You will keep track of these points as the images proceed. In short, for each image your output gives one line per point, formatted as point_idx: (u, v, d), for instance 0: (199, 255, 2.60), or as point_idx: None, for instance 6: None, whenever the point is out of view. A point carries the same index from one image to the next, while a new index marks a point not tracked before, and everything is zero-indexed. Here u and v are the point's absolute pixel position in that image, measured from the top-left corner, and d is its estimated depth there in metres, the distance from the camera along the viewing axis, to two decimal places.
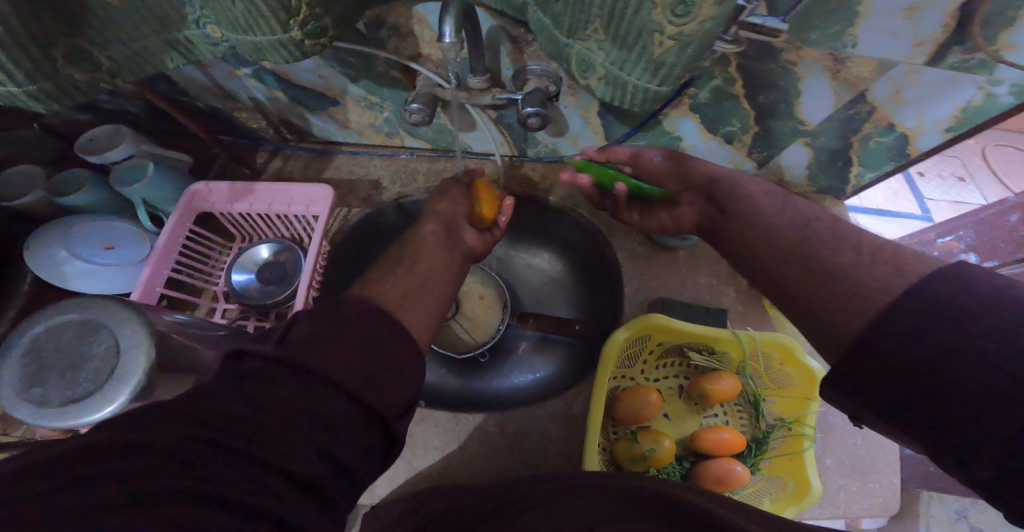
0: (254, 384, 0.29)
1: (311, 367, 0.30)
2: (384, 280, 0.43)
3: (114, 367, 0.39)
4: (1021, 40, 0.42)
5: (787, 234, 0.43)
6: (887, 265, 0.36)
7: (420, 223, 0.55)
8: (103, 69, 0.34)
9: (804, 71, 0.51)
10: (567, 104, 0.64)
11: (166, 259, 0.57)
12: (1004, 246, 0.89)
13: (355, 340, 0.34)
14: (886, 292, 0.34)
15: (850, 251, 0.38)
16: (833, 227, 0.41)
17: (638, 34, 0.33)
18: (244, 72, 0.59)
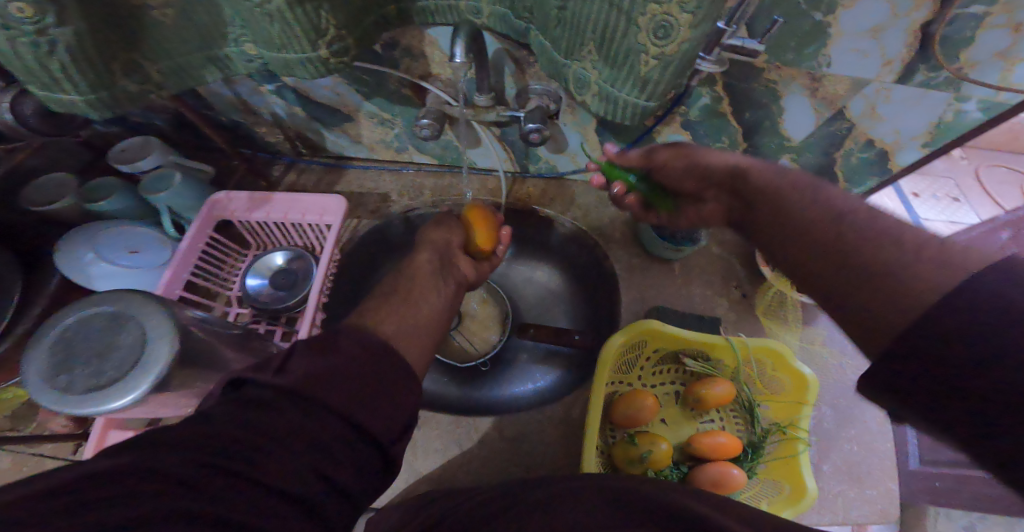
0: (250, 411, 0.28)
1: (309, 396, 0.29)
2: (383, 297, 0.44)
3: (136, 361, 0.42)
4: (979, 59, 0.47)
5: (828, 228, 0.37)
6: (933, 262, 0.31)
7: (415, 251, 0.54)
8: (152, 81, 0.38)
9: (784, 91, 0.55)
10: (566, 121, 0.68)
11: (184, 265, 0.60)
12: None
13: (350, 371, 0.32)
14: (932, 290, 0.29)
15: (892, 247, 0.33)
16: (873, 218, 0.36)
17: (627, 54, 0.37)
18: (267, 89, 0.64)
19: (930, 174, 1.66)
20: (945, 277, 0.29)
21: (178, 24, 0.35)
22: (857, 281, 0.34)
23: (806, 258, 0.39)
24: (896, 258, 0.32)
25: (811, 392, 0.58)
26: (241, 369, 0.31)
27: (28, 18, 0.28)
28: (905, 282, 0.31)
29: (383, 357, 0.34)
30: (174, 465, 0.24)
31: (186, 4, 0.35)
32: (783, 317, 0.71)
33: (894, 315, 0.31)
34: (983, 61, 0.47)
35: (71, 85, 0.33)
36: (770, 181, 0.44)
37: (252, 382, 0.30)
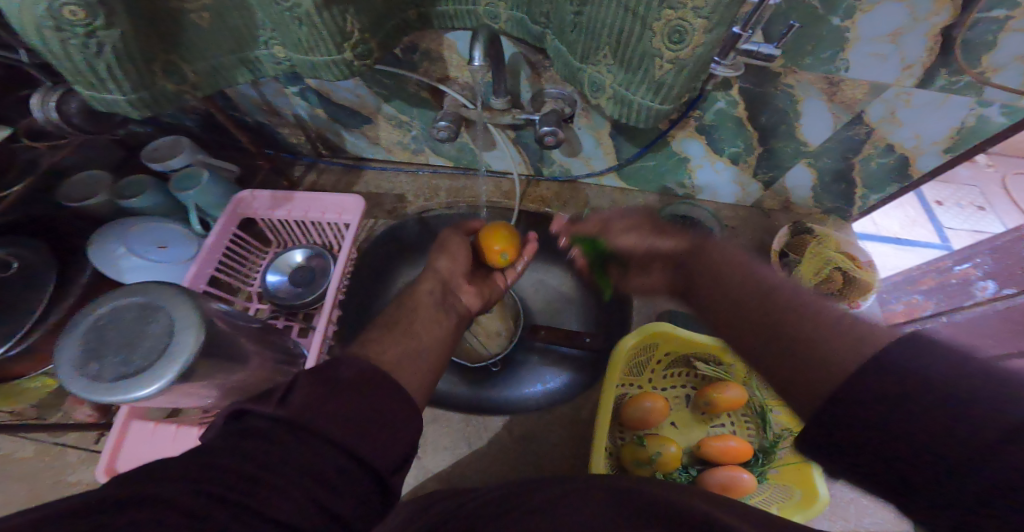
0: (255, 443, 0.28)
1: (313, 428, 0.30)
2: (383, 328, 0.45)
3: (161, 356, 0.43)
4: (1002, 64, 0.47)
5: (758, 306, 0.39)
6: (852, 335, 0.32)
7: (416, 281, 0.55)
8: (188, 81, 0.40)
9: (801, 94, 0.55)
10: (581, 124, 0.69)
11: (209, 261, 0.63)
12: None
13: (352, 404, 0.32)
14: (851, 360, 0.30)
15: (814, 326, 0.34)
16: (799, 298, 0.38)
17: (642, 59, 0.38)
18: (291, 90, 0.66)
19: (954, 181, 1.62)
20: (860, 348, 0.30)
21: (213, 27, 0.37)
22: (777, 357, 0.36)
23: (732, 331, 0.40)
24: (820, 337, 0.33)
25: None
26: (244, 399, 0.31)
27: (80, 21, 0.30)
28: (826, 357, 0.31)
29: (383, 386, 0.35)
30: (182, 495, 0.24)
31: (221, 8, 0.36)
32: None
33: (819, 381, 0.31)
34: (1005, 66, 0.47)
35: (115, 84, 0.35)
36: (710, 258, 0.46)
37: (254, 413, 0.30)
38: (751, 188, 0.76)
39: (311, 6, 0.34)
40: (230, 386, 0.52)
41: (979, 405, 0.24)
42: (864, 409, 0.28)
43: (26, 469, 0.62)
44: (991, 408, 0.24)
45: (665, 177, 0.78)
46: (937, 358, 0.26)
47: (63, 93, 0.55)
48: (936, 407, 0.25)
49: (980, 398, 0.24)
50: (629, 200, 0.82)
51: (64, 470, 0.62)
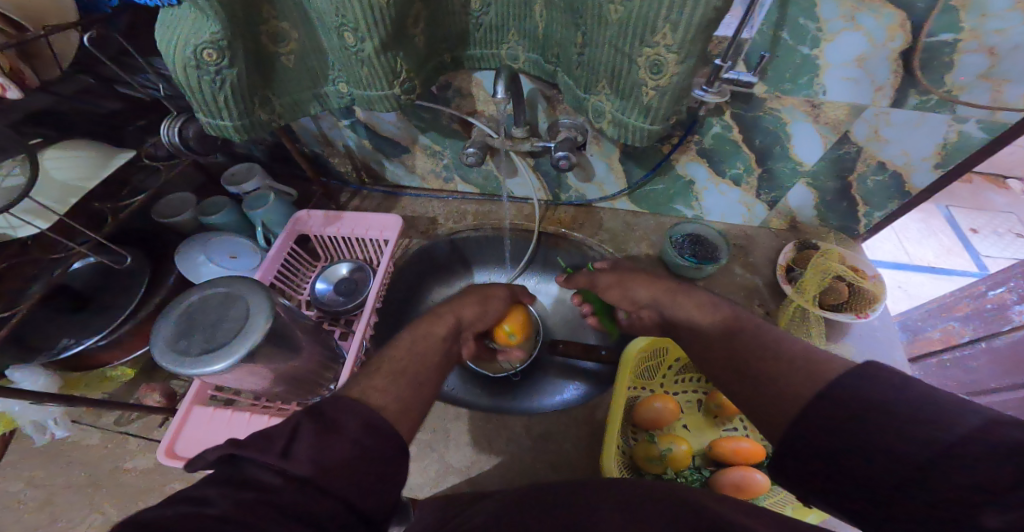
0: (245, 489, 0.29)
1: (312, 479, 0.31)
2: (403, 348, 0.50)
3: (236, 335, 0.50)
4: (966, 82, 0.52)
5: (726, 350, 0.48)
6: (803, 374, 0.39)
7: (436, 320, 0.56)
8: (276, 111, 0.50)
9: (788, 117, 0.62)
10: (593, 152, 0.78)
11: (271, 268, 0.72)
12: None
13: (353, 453, 0.34)
14: (807, 391, 0.37)
15: (774, 361, 0.42)
16: (756, 337, 0.47)
17: (632, 87, 0.45)
18: (343, 123, 0.78)
19: (988, 209, 1.61)
20: (812, 382, 0.38)
21: (296, 66, 0.48)
22: (739, 386, 0.45)
23: (711, 369, 0.49)
24: (777, 372, 0.41)
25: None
26: (241, 443, 0.32)
27: (213, 61, 0.40)
28: (786, 389, 0.39)
29: (381, 436, 0.37)
30: None
31: (304, 53, 0.47)
32: (809, 331, 0.73)
33: (788, 406, 0.38)
34: (971, 84, 0.52)
35: (225, 112, 0.45)
36: (683, 309, 0.56)
37: (248, 459, 0.31)
38: (757, 208, 0.81)
39: (371, 49, 0.44)
40: (282, 373, 0.60)
41: (926, 431, 0.30)
42: (828, 434, 0.34)
43: (91, 455, 0.68)
44: (927, 432, 0.30)
45: (675, 199, 0.84)
46: (896, 391, 0.33)
47: (185, 120, 0.66)
48: (886, 431, 0.32)
49: (918, 418, 0.31)
50: (642, 222, 0.89)
51: (123, 456, 0.68)
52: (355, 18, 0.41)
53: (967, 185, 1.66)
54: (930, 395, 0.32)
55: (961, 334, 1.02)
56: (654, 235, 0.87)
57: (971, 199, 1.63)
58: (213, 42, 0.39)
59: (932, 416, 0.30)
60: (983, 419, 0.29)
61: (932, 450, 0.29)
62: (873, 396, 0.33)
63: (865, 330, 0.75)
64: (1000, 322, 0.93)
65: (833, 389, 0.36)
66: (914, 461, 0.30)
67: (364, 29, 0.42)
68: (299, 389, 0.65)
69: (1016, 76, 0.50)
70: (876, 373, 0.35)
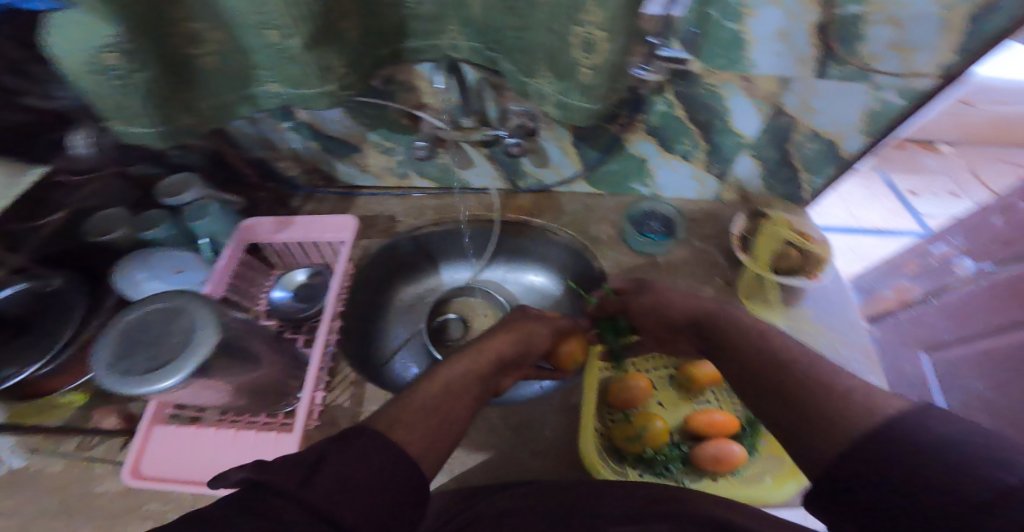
0: (256, 519, 0.27)
1: (327, 512, 0.29)
2: (430, 388, 0.45)
3: (180, 351, 0.48)
4: (877, 52, 0.55)
5: (768, 376, 0.42)
6: (847, 396, 0.36)
7: (468, 356, 0.52)
8: (202, 115, 0.47)
9: (725, 92, 0.64)
10: (546, 137, 0.78)
11: (222, 279, 0.69)
12: (993, 248, 1.00)
13: (367, 494, 0.32)
14: (854, 419, 0.35)
15: (812, 380, 0.39)
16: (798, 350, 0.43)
17: (570, 67, 0.45)
18: (286, 126, 0.75)
19: (923, 172, 1.71)
20: (860, 411, 0.35)
21: (220, 68, 0.45)
22: (763, 401, 0.42)
23: (739, 375, 0.46)
24: (814, 389, 0.38)
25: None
26: (258, 471, 0.30)
27: (116, 65, 0.38)
28: (831, 423, 0.36)
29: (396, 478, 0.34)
30: None
31: (225, 54, 0.44)
32: (762, 298, 0.78)
33: (833, 434, 0.35)
34: (882, 54, 0.55)
35: (144, 119, 0.43)
36: (719, 316, 0.52)
37: (267, 487, 0.30)
38: (708, 181, 0.83)
39: (299, 47, 0.42)
40: (244, 386, 0.58)
41: (984, 474, 0.28)
42: (878, 465, 0.32)
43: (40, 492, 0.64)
44: (991, 472, 0.28)
45: (630, 179, 0.86)
46: (959, 430, 0.31)
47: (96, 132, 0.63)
48: (942, 468, 0.29)
49: (977, 461, 0.29)
50: (601, 203, 0.90)
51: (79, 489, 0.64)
52: (280, 15, 0.39)
53: (903, 151, 1.77)
54: (990, 440, 0.30)
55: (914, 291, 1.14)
56: (614, 215, 0.88)
57: (907, 163, 1.73)
58: (114, 45, 0.37)
59: (998, 456, 0.29)
60: None
61: (991, 493, 0.27)
62: (927, 434, 0.31)
63: (820, 296, 0.80)
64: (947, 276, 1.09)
65: (884, 425, 0.33)
66: (971, 502, 0.28)
67: (290, 23, 0.40)
68: (264, 399, 0.64)
69: (921, 44, 0.53)
70: (932, 416, 0.32)
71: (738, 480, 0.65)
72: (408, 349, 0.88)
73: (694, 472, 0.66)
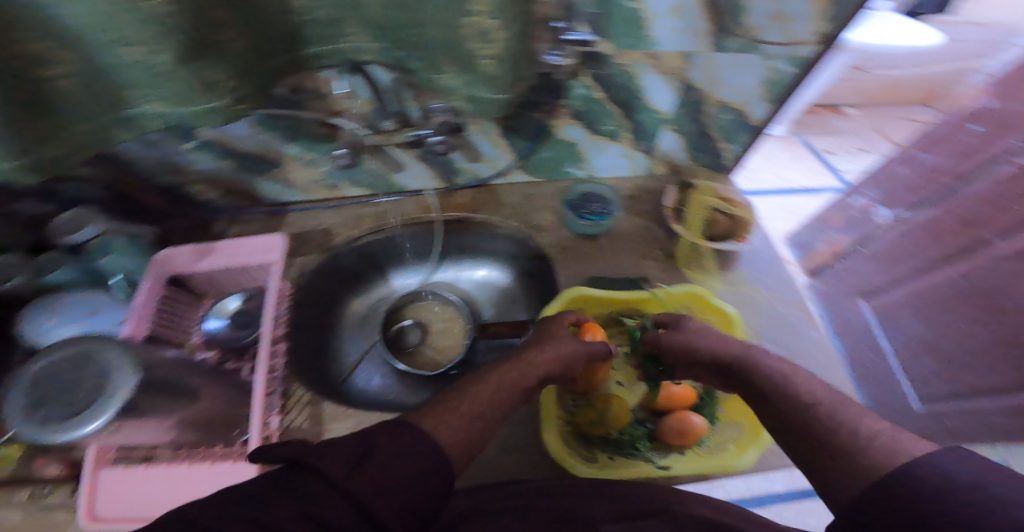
0: (288, 494, 0.30)
1: (359, 495, 0.31)
2: (471, 398, 0.46)
3: (98, 394, 0.45)
4: (759, 24, 0.59)
5: (795, 414, 0.45)
6: (875, 442, 0.39)
7: (513, 362, 0.54)
8: (77, 144, 0.44)
9: (636, 70, 0.66)
10: (474, 131, 0.77)
11: (143, 317, 0.65)
12: (902, 195, 1.09)
13: (400, 485, 0.33)
14: (880, 460, 0.38)
15: (839, 424, 0.42)
16: (826, 395, 0.46)
17: (468, 58, 0.49)
18: (189, 146, 0.68)
19: (834, 133, 1.85)
20: (886, 454, 0.38)
21: (83, 93, 0.41)
22: (791, 437, 0.45)
23: (768, 405, 0.49)
24: (837, 433, 0.41)
25: (737, 326, 0.71)
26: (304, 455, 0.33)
27: None
28: (861, 462, 0.38)
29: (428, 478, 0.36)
30: None
31: (86, 77, 0.40)
32: (702, 265, 0.81)
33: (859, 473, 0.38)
34: (764, 26, 0.59)
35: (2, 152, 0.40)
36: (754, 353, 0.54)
37: (303, 469, 0.33)
38: (638, 158, 0.85)
39: (171, 64, 0.40)
40: (186, 418, 0.56)
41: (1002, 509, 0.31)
42: (902, 502, 0.35)
43: None
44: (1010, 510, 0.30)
45: (564, 164, 0.87)
46: (973, 470, 0.34)
47: None
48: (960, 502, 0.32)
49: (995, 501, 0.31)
50: (540, 191, 0.90)
51: None
52: (135, 32, 0.37)
53: (814, 116, 1.91)
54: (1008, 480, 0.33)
55: (843, 243, 1.19)
56: (553, 202, 0.89)
57: (819, 126, 1.87)
58: None
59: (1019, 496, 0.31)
60: None
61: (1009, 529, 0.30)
62: (948, 476, 0.34)
63: (756, 259, 0.83)
64: (868, 225, 1.16)
65: (908, 469, 0.36)
66: None
67: (157, 42, 0.38)
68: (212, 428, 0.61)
69: (797, 14, 0.57)
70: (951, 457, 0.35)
71: (705, 450, 0.68)
72: (368, 364, 0.85)
73: (662, 447, 0.69)
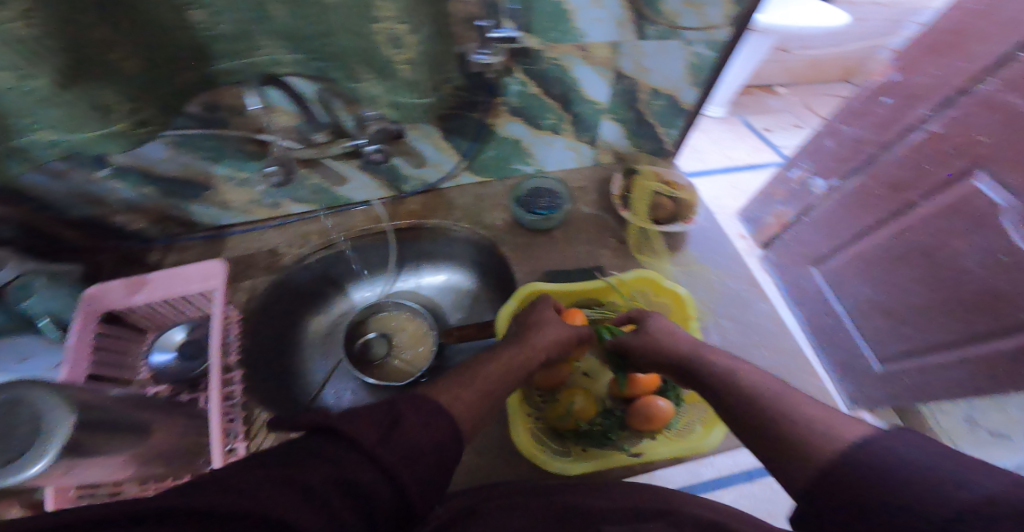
0: (320, 459, 0.34)
1: (382, 460, 0.36)
2: (474, 378, 0.51)
3: (31, 441, 0.41)
4: (679, 10, 0.62)
5: (745, 408, 0.48)
6: (818, 432, 0.42)
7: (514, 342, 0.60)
8: None
9: (568, 63, 0.66)
10: (414, 136, 0.75)
11: (78, 361, 0.60)
12: (829, 164, 1.09)
13: (418, 453, 0.38)
14: (826, 447, 0.40)
15: (788, 419, 0.44)
16: (773, 391, 0.48)
17: (386, 65, 0.48)
18: (103, 174, 0.64)
19: (770, 112, 1.92)
20: (830, 444, 0.40)
21: None
22: (745, 430, 0.48)
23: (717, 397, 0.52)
24: (788, 428, 0.43)
25: (688, 306, 0.73)
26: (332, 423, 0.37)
27: None
28: (809, 451, 0.41)
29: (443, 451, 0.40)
30: (234, 506, 0.28)
31: None
32: (653, 248, 0.83)
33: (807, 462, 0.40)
34: (681, 11, 0.62)
35: None
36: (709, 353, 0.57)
37: (329, 439, 0.36)
38: (583, 149, 0.86)
39: (49, 89, 0.37)
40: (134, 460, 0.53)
41: (940, 491, 0.33)
42: (852, 489, 0.37)
43: None
44: (944, 491, 0.33)
45: (511, 161, 0.87)
46: (916, 452, 0.36)
47: None
48: (900, 486, 0.34)
49: (934, 482, 0.34)
50: (489, 191, 0.90)
51: None
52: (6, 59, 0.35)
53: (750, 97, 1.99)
54: (941, 461, 0.35)
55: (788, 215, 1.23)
56: (505, 200, 0.89)
57: (756, 106, 1.94)
58: None
59: (953, 477, 0.33)
60: (1000, 484, 0.32)
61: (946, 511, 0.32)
62: (887, 463, 0.36)
63: (705, 238, 0.86)
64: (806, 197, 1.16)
65: (852, 460, 0.38)
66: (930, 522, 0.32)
67: (27, 66, 0.36)
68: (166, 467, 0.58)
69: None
70: (892, 443, 0.38)
71: (674, 432, 0.70)
72: (338, 379, 0.83)
73: (632, 434, 0.70)
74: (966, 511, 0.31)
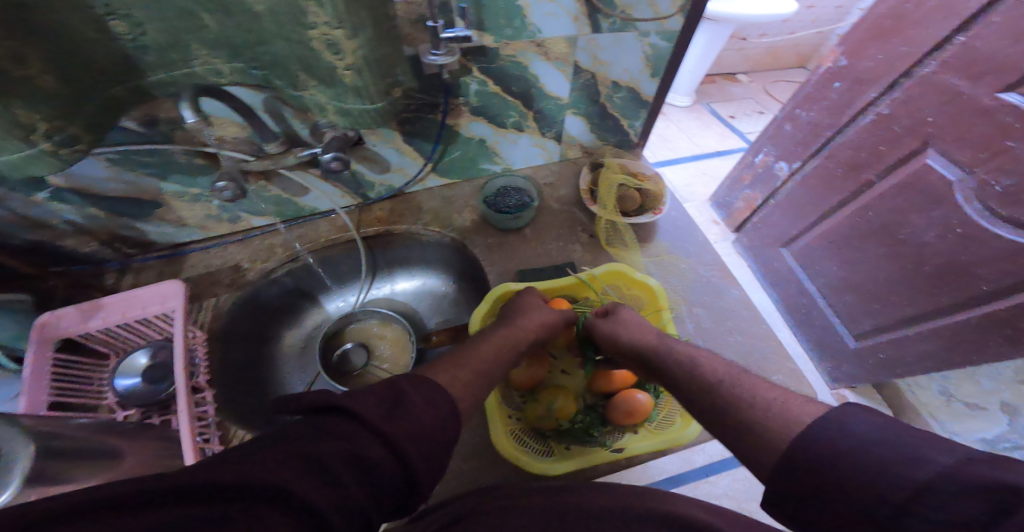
0: (328, 433, 0.34)
1: (389, 435, 0.35)
2: (471, 360, 0.51)
3: None
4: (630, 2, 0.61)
5: (704, 398, 0.49)
6: (775, 419, 0.42)
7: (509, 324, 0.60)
8: None
9: (526, 60, 0.65)
10: (374, 141, 0.73)
11: (36, 391, 0.59)
12: (795, 146, 0.97)
13: (423, 430, 0.38)
14: (782, 432, 0.41)
15: (749, 408, 0.45)
16: (733, 382, 0.48)
17: (328, 71, 0.47)
18: (42, 197, 0.61)
19: (734, 100, 1.95)
20: (786, 428, 0.40)
21: None
22: (710, 420, 0.48)
23: (684, 390, 0.52)
24: (752, 416, 0.44)
25: (660, 296, 0.74)
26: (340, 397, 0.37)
27: None
28: (763, 437, 0.42)
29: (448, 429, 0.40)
30: (248, 479, 0.29)
31: None
32: (623, 241, 0.83)
33: (769, 447, 0.41)
34: (634, 3, 0.61)
35: None
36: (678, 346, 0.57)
37: (336, 413, 0.36)
38: (549, 145, 0.86)
39: None
40: None
41: (893, 471, 0.33)
42: (813, 470, 0.37)
43: None
44: (897, 471, 0.33)
45: (477, 161, 0.85)
46: (868, 426, 0.37)
47: None
48: (855, 465, 0.35)
49: (889, 462, 0.34)
50: (457, 192, 0.89)
51: None
52: None
53: (715, 85, 2.01)
54: (894, 438, 0.35)
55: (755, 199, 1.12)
56: (473, 201, 0.88)
57: (720, 94, 1.97)
58: None
59: (906, 453, 0.34)
60: (952, 461, 0.32)
61: (904, 492, 0.32)
62: (838, 443, 0.37)
63: (672, 228, 0.86)
64: (771, 181, 1.05)
65: (811, 441, 0.38)
66: (892, 504, 0.32)
67: None
68: None
69: None
70: (847, 419, 0.38)
71: (653, 425, 0.70)
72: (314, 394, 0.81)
73: (614, 429, 0.70)
74: (924, 491, 0.32)
